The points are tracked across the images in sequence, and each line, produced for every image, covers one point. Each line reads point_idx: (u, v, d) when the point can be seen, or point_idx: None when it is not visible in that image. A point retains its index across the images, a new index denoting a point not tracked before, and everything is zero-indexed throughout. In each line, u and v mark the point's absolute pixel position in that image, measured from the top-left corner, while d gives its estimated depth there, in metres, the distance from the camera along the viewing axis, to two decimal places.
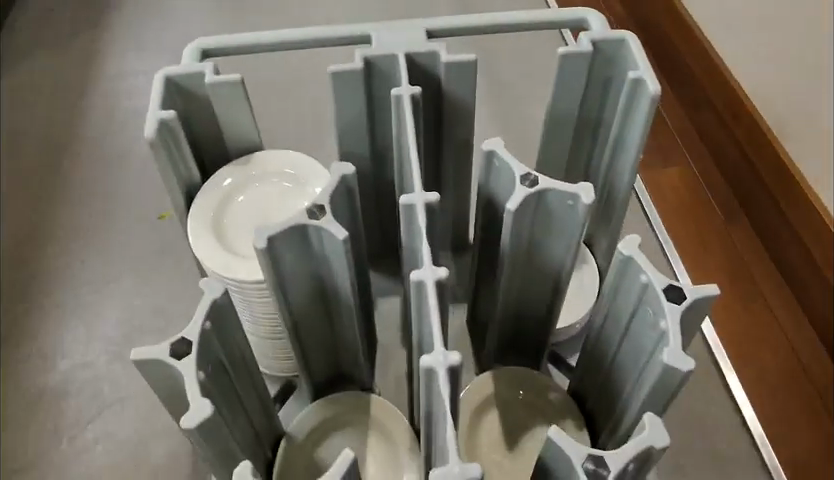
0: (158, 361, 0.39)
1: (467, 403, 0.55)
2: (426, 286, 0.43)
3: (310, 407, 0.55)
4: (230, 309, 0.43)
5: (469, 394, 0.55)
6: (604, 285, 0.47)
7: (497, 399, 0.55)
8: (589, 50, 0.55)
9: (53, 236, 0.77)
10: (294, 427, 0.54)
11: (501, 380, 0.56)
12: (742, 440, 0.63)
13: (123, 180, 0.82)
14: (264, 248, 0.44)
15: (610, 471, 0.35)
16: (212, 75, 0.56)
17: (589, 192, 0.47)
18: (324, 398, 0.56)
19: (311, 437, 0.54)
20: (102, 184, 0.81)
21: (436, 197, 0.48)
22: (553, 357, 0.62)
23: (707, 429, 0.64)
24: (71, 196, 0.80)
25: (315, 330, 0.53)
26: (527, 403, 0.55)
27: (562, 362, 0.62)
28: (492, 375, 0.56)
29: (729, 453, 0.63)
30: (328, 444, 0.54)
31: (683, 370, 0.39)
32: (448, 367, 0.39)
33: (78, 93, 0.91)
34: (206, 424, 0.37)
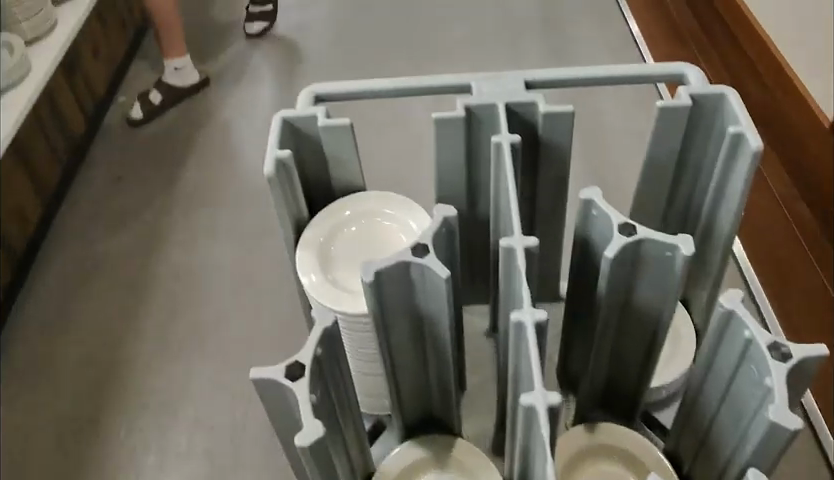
0: (274, 381, 0.42)
1: (561, 452, 0.53)
2: (525, 327, 0.44)
3: (402, 445, 0.56)
4: (338, 337, 0.45)
5: (564, 443, 0.54)
6: (706, 340, 0.46)
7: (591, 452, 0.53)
8: (689, 104, 0.55)
9: (139, 355, 0.86)
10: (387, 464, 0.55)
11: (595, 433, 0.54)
12: None
13: (193, 300, 0.91)
14: (370, 281, 0.47)
15: None
16: (324, 118, 0.60)
17: (689, 244, 0.47)
18: (416, 438, 0.57)
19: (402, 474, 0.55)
20: (183, 310, 0.90)
21: (535, 241, 0.50)
22: (647, 419, 0.63)
23: None
24: (142, 324, 0.89)
25: (410, 368, 0.54)
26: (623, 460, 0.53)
27: (656, 425, 0.63)
28: (586, 428, 0.55)
29: None
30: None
31: (791, 429, 0.39)
32: (547, 407, 0.40)
33: (155, 221, 1.02)
34: (317, 444, 0.39)
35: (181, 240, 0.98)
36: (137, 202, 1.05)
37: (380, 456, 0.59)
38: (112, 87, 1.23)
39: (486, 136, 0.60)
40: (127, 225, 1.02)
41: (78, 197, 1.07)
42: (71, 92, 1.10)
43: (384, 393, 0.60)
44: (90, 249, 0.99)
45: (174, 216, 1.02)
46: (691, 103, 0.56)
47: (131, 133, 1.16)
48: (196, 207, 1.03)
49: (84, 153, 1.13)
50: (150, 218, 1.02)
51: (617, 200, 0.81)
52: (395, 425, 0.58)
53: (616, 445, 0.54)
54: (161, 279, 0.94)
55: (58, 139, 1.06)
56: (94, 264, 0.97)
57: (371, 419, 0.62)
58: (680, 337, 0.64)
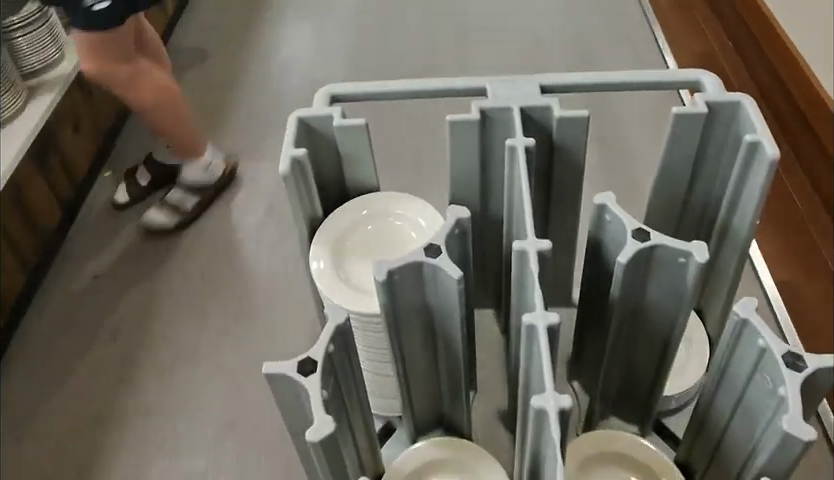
0: (286, 376, 0.42)
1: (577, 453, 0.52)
2: (538, 330, 0.44)
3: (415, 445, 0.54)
4: (350, 335, 0.46)
5: (580, 444, 0.52)
6: (719, 347, 0.46)
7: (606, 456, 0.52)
8: (705, 111, 0.55)
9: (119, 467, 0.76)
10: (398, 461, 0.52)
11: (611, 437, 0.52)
12: None
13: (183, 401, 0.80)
14: (382, 280, 0.47)
15: None
16: (340, 118, 0.61)
17: (703, 250, 0.47)
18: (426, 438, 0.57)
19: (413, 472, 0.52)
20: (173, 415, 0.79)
21: (548, 245, 0.50)
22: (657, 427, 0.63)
23: None
24: (123, 435, 0.79)
25: (421, 369, 0.54)
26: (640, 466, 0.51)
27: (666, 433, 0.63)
28: (603, 433, 0.53)
29: None
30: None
31: (805, 440, 0.38)
32: (559, 411, 0.39)
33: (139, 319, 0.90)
34: (327, 440, 0.39)
35: (175, 337, 0.86)
36: (121, 292, 0.93)
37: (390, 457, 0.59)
38: (99, 157, 1.11)
39: (501, 139, 0.60)
40: (115, 315, 0.90)
41: (51, 294, 0.94)
42: (44, 182, 0.98)
43: (396, 395, 0.60)
44: (73, 354, 0.87)
45: (171, 305, 0.91)
46: (707, 110, 0.56)
47: (117, 218, 1.03)
48: (184, 298, 0.91)
49: (61, 242, 1.00)
50: (136, 313, 0.90)
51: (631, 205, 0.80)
52: (405, 426, 0.58)
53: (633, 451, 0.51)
54: (148, 379, 0.83)
55: (26, 234, 0.94)
56: (73, 371, 0.86)
57: (381, 419, 0.62)
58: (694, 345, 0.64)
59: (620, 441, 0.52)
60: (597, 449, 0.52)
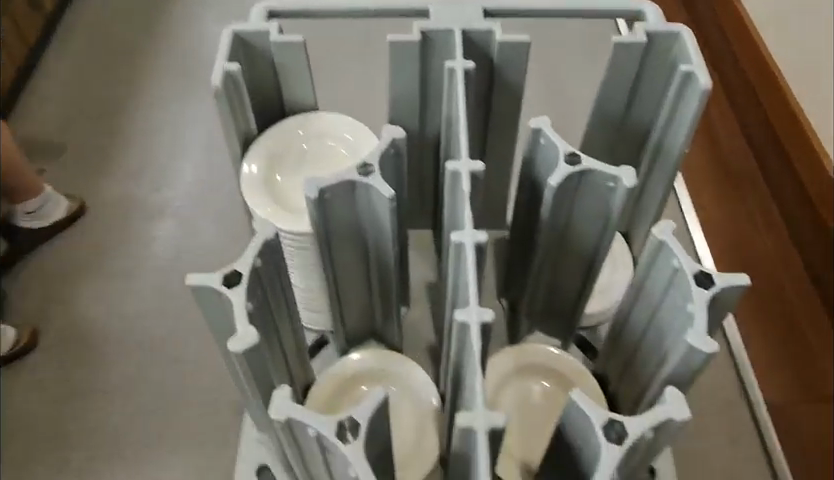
0: (211, 288, 0.42)
1: (501, 362, 0.53)
2: (465, 248, 0.45)
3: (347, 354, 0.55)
4: (278, 251, 0.45)
5: (505, 353, 0.53)
6: (638, 266, 0.47)
7: (527, 367, 0.53)
8: (644, 41, 0.55)
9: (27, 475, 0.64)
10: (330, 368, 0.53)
11: (534, 350, 0.54)
12: (743, 431, 0.65)
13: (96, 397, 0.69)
14: (313, 198, 0.47)
15: (630, 433, 0.37)
16: (277, 34, 0.58)
17: (630, 176, 0.48)
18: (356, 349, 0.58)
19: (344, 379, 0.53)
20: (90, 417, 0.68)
21: (481, 167, 0.50)
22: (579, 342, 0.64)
23: (713, 416, 0.66)
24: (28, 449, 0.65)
25: (352, 287, 0.54)
26: (556, 376, 0.53)
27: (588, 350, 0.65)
28: (531, 345, 0.54)
29: (732, 440, 0.64)
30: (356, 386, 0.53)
31: (706, 352, 0.41)
32: (481, 324, 0.41)
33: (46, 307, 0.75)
34: (251, 351, 0.40)
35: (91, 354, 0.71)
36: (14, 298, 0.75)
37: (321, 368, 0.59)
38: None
39: (441, 62, 0.59)
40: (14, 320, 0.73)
41: None
42: None
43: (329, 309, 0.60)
44: None
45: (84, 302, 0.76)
46: (646, 40, 0.56)
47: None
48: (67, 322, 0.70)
49: None
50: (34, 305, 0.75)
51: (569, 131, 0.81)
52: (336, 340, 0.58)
53: (549, 364, 0.53)
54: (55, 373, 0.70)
55: None
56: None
57: (313, 334, 0.62)
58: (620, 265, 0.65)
59: (533, 350, 0.54)
60: (513, 362, 0.53)
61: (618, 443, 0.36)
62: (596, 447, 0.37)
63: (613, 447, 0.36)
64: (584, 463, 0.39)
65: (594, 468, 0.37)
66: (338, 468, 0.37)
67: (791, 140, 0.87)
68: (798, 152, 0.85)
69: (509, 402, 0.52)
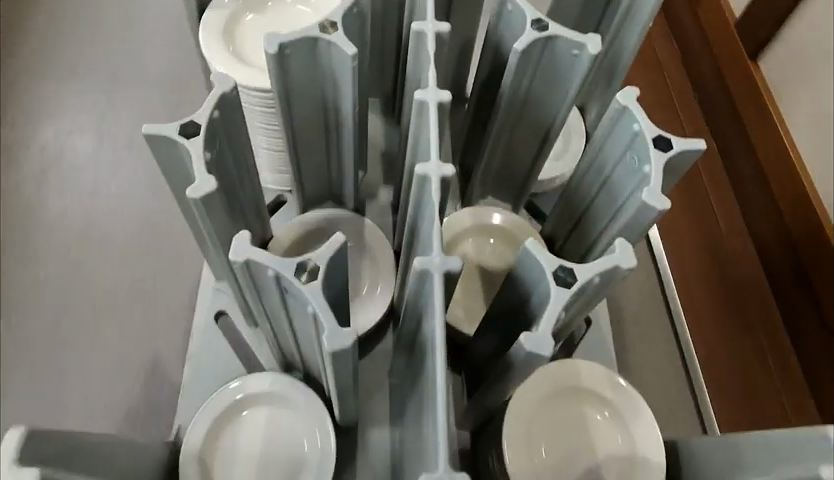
0: (167, 138, 0.41)
1: (454, 226, 0.55)
2: (428, 107, 0.44)
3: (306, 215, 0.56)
4: (238, 106, 0.45)
5: (458, 218, 0.56)
6: (596, 132, 0.48)
7: (478, 230, 0.56)
8: None
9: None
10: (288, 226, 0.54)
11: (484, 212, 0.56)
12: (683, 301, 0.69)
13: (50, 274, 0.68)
14: (274, 54, 0.45)
15: (578, 280, 0.38)
16: None
17: (596, 44, 0.49)
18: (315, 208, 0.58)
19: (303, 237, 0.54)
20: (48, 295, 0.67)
21: (447, 29, 0.49)
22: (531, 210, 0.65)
23: None
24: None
25: (313, 148, 0.54)
26: (503, 239, 0.56)
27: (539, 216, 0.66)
28: (480, 209, 0.56)
29: None
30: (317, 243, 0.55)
31: (658, 209, 0.42)
32: (440, 177, 0.41)
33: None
34: (208, 199, 0.40)
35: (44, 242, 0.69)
36: None
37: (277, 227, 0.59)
38: None
39: None
40: None
41: None
42: None
43: (286, 171, 0.60)
44: None
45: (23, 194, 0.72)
46: None
47: None
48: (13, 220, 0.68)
49: None
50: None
51: (535, 2, 0.78)
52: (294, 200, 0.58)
53: (497, 228, 0.56)
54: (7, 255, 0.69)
55: None
56: None
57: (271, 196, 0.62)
58: (576, 136, 0.66)
59: (486, 215, 0.56)
60: (470, 221, 0.56)
61: (565, 288, 0.38)
62: (545, 291, 0.39)
63: (561, 290, 0.38)
64: (530, 307, 0.41)
65: (541, 310, 0.39)
66: (294, 306, 0.38)
67: (718, 29, 0.75)
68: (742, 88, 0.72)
69: (461, 259, 0.54)
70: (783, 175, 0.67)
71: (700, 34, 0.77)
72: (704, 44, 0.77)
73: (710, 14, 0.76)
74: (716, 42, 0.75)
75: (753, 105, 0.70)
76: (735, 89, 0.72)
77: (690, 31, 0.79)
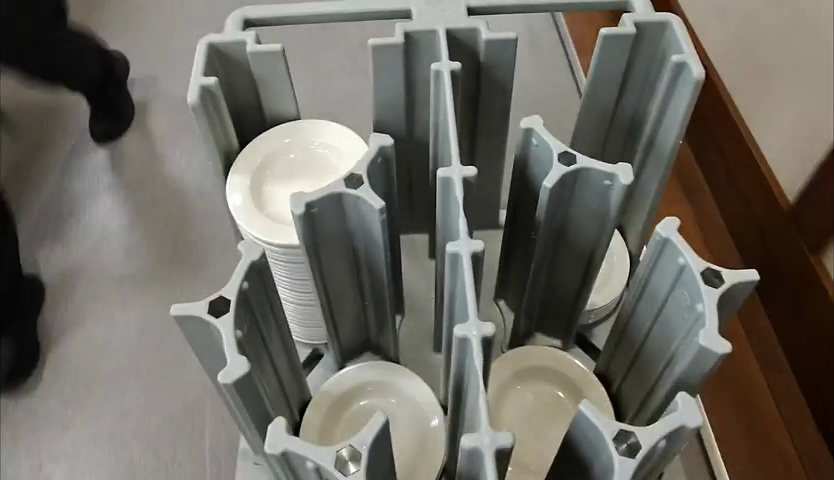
0: (196, 317, 0.40)
1: (496, 372, 0.53)
2: (462, 258, 0.43)
3: (343, 370, 0.54)
4: (266, 270, 0.43)
5: (500, 363, 0.54)
6: (640, 264, 0.46)
7: (521, 375, 0.54)
8: (633, 32, 0.55)
9: None
10: (325, 388, 0.52)
11: (527, 355, 0.54)
12: None
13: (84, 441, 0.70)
14: (301, 214, 0.45)
15: (644, 446, 0.35)
16: (254, 44, 0.55)
17: (628, 173, 0.47)
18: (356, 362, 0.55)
19: (341, 399, 0.52)
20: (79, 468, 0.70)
21: (474, 172, 0.48)
22: (580, 339, 0.62)
23: None
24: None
25: (348, 299, 0.53)
26: (552, 381, 0.54)
27: (588, 344, 0.62)
28: (520, 352, 0.55)
29: None
30: (357, 403, 0.52)
31: (718, 352, 0.39)
32: (481, 338, 0.39)
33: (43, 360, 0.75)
34: (241, 381, 0.38)
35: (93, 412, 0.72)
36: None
37: (316, 386, 0.57)
38: None
39: (428, 65, 0.58)
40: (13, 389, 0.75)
41: None
42: None
43: (319, 322, 0.58)
44: None
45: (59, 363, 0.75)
46: (635, 31, 0.55)
47: None
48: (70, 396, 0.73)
49: None
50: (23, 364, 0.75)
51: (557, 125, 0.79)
52: (331, 351, 0.56)
53: (541, 369, 0.54)
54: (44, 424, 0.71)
55: None
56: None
57: (308, 346, 0.60)
58: (616, 257, 0.63)
59: (530, 354, 0.54)
60: (527, 363, 0.54)
61: (631, 456, 0.35)
62: (608, 459, 0.35)
63: (625, 460, 0.34)
64: (596, 474, 0.37)
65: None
66: None
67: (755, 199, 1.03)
68: (781, 230, 0.98)
69: (509, 409, 0.52)
70: (800, 311, 0.95)
71: (739, 204, 1.05)
72: (744, 211, 1.05)
73: (748, 181, 1.04)
74: (754, 207, 1.03)
75: (791, 240, 0.96)
76: (767, 228, 1.00)
77: (738, 206, 1.06)
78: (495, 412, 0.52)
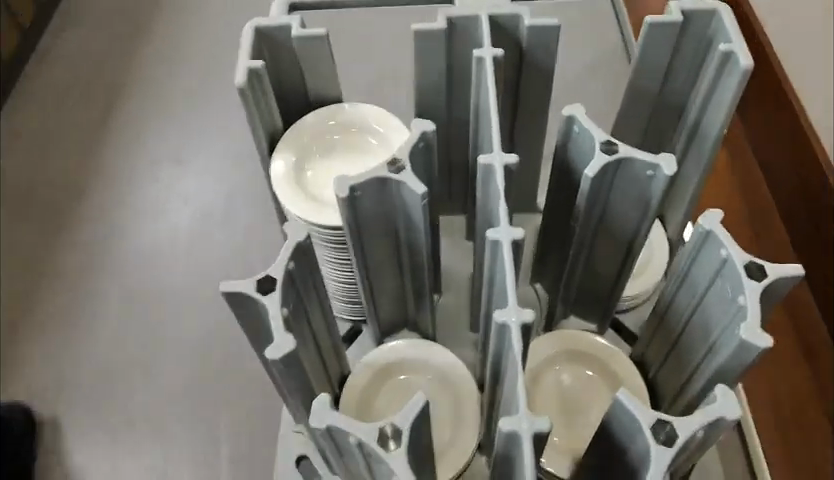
0: (245, 294, 0.41)
1: (532, 356, 0.54)
2: (502, 246, 0.44)
3: (381, 347, 0.55)
4: (311, 252, 0.45)
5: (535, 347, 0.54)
6: (681, 254, 0.46)
7: (556, 359, 0.54)
8: (679, 20, 0.54)
9: None
10: (364, 365, 0.53)
11: (562, 341, 0.55)
12: None
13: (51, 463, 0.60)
14: (345, 198, 0.46)
15: (681, 436, 0.35)
16: (299, 29, 0.56)
17: (671, 164, 0.47)
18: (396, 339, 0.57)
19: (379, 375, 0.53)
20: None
21: (515, 159, 0.49)
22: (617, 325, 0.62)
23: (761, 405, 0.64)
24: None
25: (387, 279, 0.54)
26: (586, 365, 0.54)
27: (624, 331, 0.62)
28: (555, 337, 0.55)
29: None
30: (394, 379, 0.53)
31: (760, 346, 0.39)
32: (520, 324, 0.40)
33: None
34: (287, 357, 0.39)
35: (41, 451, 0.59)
36: None
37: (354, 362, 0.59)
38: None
39: (470, 50, 0.58)
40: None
41: None
42: None
43: (359, 300, 0.59)
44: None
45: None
46: (681, 18, 0.55)
47: None
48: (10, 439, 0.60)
49: None
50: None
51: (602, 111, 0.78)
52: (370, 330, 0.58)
53: (575, 353, 0.54)
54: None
55: None
56: None
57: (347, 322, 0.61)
58: (655, 245, 0.63)
59: (565, 339, 0.55)
60: (561, 348, 0.55)
61: (668, 446, 0.35)
62: (645, 447, 0.36)
63: (662, 448, 0.35)
64: (631, 461, 0.38)
65: (644, 467, 0.36)
66: (379, 472, 0.37)
67: None
68: None
69: (543, 392, 0.53)
70: None
71: None
72: None
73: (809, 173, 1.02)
74: None
75: None
76: None
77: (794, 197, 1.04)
78: (530, 394, 0.53)
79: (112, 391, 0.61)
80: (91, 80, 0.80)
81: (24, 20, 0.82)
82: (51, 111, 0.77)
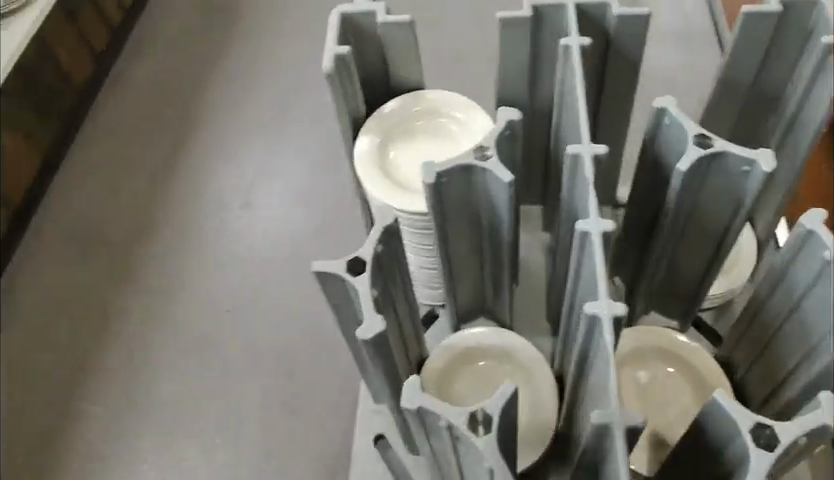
0: (335, 275, 0.42)
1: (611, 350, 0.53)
2: (591, 237, 0.43)
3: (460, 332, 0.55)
4: (398, 236, 0.45)
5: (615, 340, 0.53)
6: (779, 252, 0.44)
7: (637, 353, 0.53)
8: (777, 9, 0.52)
9: None
10: (443, 349, 0.54)
11: (643, 335, 0.54)
12: None
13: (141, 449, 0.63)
14: (432, 184, 0.46)
15: (782, 441, 0.34)
16: (384, 15, 0.57)
17: (770, 159, 0.45)
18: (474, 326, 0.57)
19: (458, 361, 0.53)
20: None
21: (605, 150, 0.48)
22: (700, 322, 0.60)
23: None
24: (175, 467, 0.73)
25: (467, 266, 0.54)
26: (669, 361, 0.53)
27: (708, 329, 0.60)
28: (636, 332, 0.54)
29: None
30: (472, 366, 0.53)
31: None
32: (612, 317, 0.39)
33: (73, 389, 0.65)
34: (377, 339, 0.40)
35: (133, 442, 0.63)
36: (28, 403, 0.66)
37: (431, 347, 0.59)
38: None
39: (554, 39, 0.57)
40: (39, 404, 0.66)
41: None
42: None
43: (438, 284, 0.59)
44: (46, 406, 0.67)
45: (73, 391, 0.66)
46: (780, 7, 0.52)
47: None
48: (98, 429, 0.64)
49: None
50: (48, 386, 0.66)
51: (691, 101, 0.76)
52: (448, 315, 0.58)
53: (657, 350, 0.53)
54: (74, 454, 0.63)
55: None
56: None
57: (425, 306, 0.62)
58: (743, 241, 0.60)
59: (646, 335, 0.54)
60: (643, 343, 0.53)
61: (768, 450, 0.34)
62: (742, 449, 0.35)
63: (762, 451, 0.34)
64: (727, 461, 0.37)
65: (741, 468, 0.35)
66: (468, 457, 0.37)
67: None
68: None
69: (624, 386, 0.52)
70: None
71: None
72: None
73: None
74: None
75: None
76: None
77: None
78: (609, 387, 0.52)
79: (196, 376, 0.65)
80: (169, 96, 0.83)
81: (97, 44, 0.83)
82: (133, 127, 0.81)
